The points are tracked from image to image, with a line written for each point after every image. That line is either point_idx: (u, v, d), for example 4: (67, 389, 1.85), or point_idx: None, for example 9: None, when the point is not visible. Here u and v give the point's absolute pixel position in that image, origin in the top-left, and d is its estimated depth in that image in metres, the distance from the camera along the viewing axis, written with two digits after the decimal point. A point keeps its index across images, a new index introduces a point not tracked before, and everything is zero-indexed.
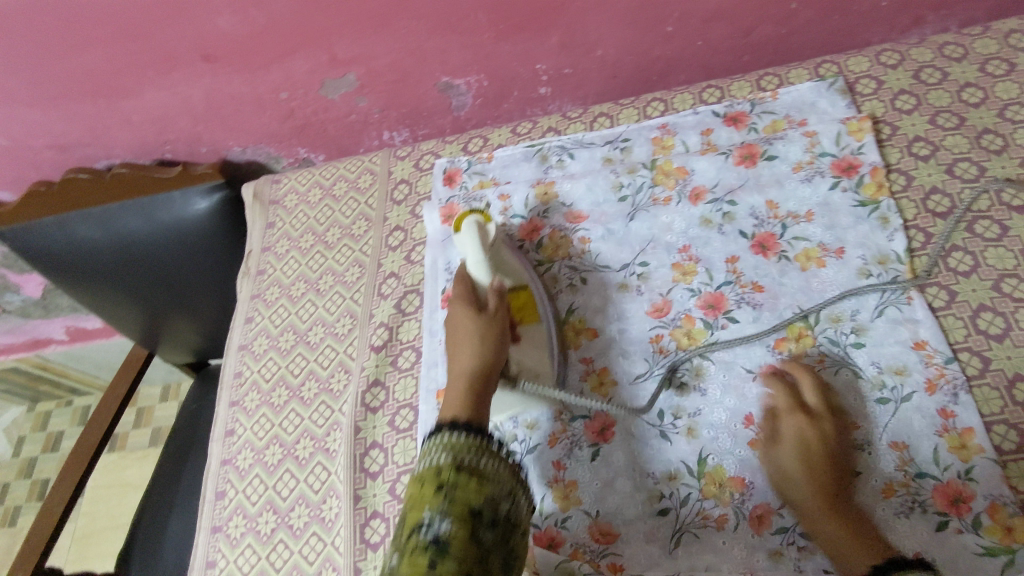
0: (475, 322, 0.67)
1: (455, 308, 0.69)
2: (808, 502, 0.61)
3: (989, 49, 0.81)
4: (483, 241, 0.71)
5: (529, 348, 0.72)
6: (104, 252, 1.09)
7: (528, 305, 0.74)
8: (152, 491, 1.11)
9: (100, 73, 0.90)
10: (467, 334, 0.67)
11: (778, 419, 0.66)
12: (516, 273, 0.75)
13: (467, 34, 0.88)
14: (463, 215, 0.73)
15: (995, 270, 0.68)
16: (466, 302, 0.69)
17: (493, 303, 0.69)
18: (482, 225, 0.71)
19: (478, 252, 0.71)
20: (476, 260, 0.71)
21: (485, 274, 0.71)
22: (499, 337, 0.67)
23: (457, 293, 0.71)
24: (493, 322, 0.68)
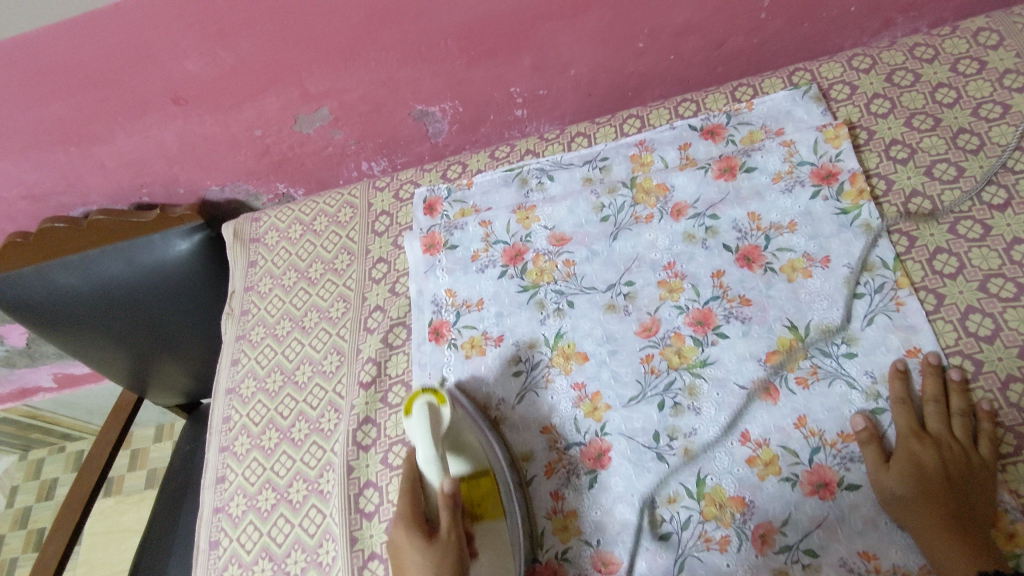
0: (427, 552, 0.59)
1: (399, 533, 0.62)
2: (919, 513, 0.58)
3: (960, 48, 0.81)
4: (437, 434, 0.65)
5: (490, 557, 0.64)
6: (87, 300, 1.08)
7: (487, 498, 0.67)
8: (148, 539, 1.09)
9: (69, 121, 0.89)
10: (417, 572, 0.59)
11: (903, 429, 0.63)
12: (477, 458, 0.69)
13: (438, 62, 0.88)
14: (412, 398, 0.66)
15: (981, 270, 0.68)
16: (412, 524, 0.62)
17: (444, 521, 0.61)
18: (435, 407, 0.65)
19: (429, 449, 0.64)
20: (428, 457, 0.64)
21: (436, 473, 0.65)
22: (456, 569, 0.59)
23: (404, 508, 0.64)
24: (446, 549, 0.60)
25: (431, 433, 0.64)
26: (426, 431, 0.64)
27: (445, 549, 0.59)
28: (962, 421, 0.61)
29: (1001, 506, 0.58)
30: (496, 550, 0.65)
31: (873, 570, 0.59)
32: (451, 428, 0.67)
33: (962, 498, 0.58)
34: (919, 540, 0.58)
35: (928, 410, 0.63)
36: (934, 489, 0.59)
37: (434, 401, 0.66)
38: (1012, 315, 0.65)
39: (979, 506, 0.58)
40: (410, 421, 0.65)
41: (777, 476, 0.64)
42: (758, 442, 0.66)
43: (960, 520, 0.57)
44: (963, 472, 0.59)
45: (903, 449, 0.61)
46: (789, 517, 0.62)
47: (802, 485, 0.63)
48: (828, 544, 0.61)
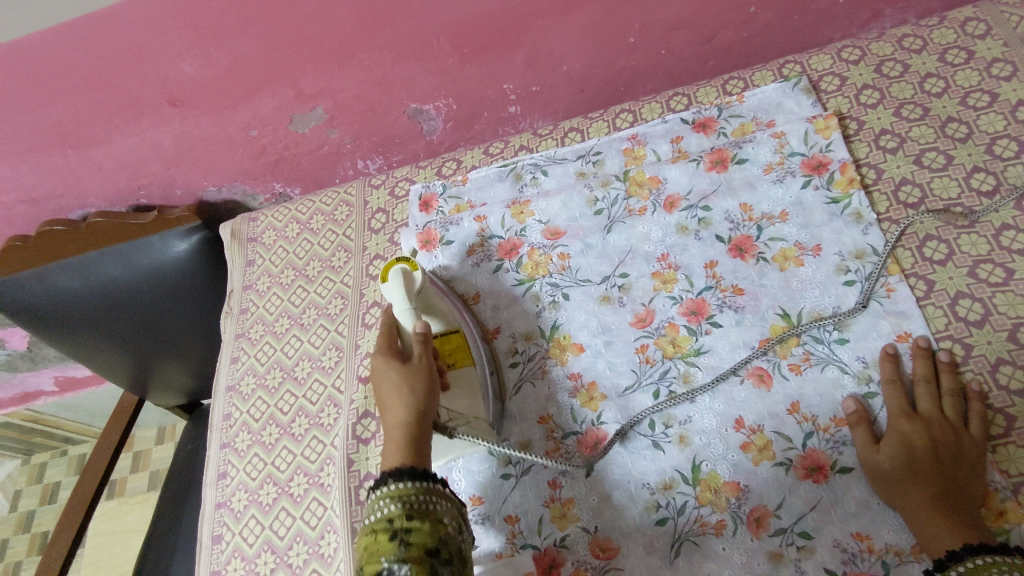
0: (402, 372, 0.65)
1: (376, 360, 0.68)
2: (908, 489, 0.59)
3: (948, 39, 0.81)
4: (410, 288, 0.72)
5: (461, 392, 0.71)
6: (88, 303, 1.09)
7: (460, 346, 0.73)
8: (152, 538, 1.10)
9: (66, 124, 0.90)
10: (392, 388, 0.65)
11: (894, 411, 0.63)
12: (447, 317, 0.75)
13: (432, 60, 0.88)
14: (388, 263, 0.73)
15: (970, 256, 0.69)
16: (388, 351, 0.68)
17: (416, 350, 0.68)
18: (408, 272, 0.72)
19: (404, 301, 0.71)
20: (401, 307, 0.71)
21: (410, 318, 0.71)
22: (428, 383, 0.65)
23: (381, 342, 0.69)
24: (419, 370, 0.66)
25: (403, 288, 0.71)
26: (400, 288, 0.71)
27: (418, 370, 0.65)
28: (953, 400, 0.62)
29: (991, 486, 0.59)
30: (466, 389, 0.71)
31: (866, 550, 0.60)
32: (423, 287, 0.73)
33: (952, 478, 0.58)
34: (910, 519, 0.59)
35: (919, 389, 0.64)
36: (923, 467, 0.59)
37: (406, 268, 0.72)
38: (1002, 300, 0.66)
39: (969, 484, 0.58)
40: (386, 284, 0.72)
41: (772, 461, 0.65)
42: (752, 428, 0.67)
43: (949, 497, 0.58)
44: (952, 451, 0.59)
45: (893, 430, 0.62)
46: (784, 501, 0.63)
47: (796, 469, 0.64)
48: (822, 526, 0.61)
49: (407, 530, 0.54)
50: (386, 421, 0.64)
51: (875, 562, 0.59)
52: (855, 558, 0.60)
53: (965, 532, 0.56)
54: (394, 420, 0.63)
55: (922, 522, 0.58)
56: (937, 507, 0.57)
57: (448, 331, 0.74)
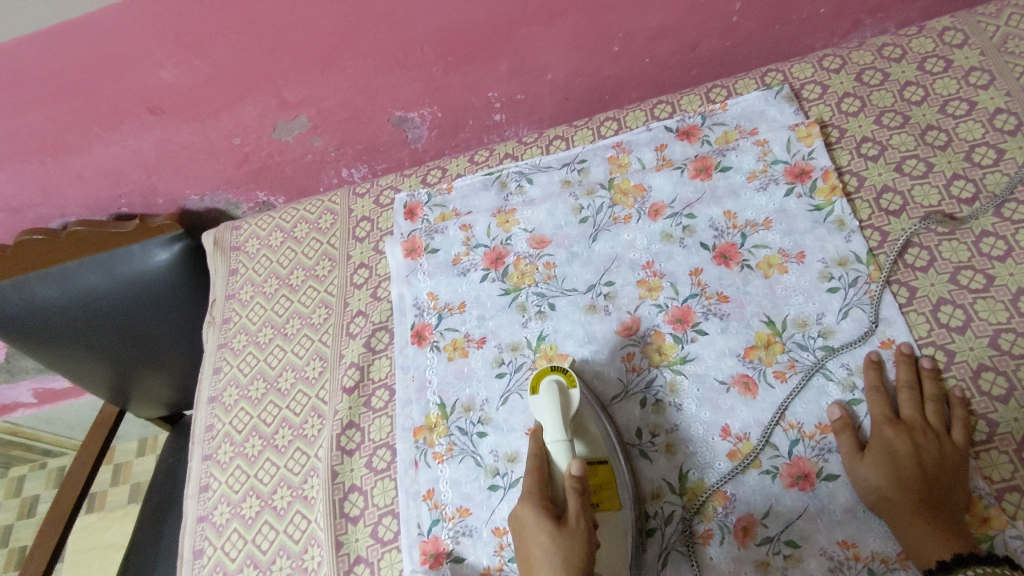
0: (556, 538, 0.54)
1: (527, 514, 0.57)
2: (894, 497, 0.59)
3: (926, 48, 0.82)
4: (565, 411, 0.66)
5: (610, 545, 0.61)
6: (66, 313, 1.08)
7: (607, 486, 0.64)
8: (133, 553, 1.08)
9: (45, 132, 0.89)
10: (541, 559, 0.53)
11: (878, 417, 0.64)
12: (596, 445, 0.67)
13: (416, 68, 0.88)
14: (542, 376, 0.70)
15: (951, 263, 0.69)
16: (541, 504, 0.57)
17: (574, 510, 0.56)
18: (563, 390, 0.67)
19: (558, 428, 0.64)
20: (554, 437, 0.64)
21: (563, 453, 0.63)
22: (586, 560, 0.53)
23: (530, 487, 0.59)
24: (575, 539, 0.54)
25: (559, 408, 0.65)
26: (554, 407, 0.65)
27: (575, 540, 0.54)
28: (936, 407, 0.63)
29: (974, 493, 0.59)
30: (612, 543, 0.61)
31: (852, 557, 0.60)
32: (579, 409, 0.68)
33: (937, 485, 0.59)
34: (896, 528, 0.59)
35: (902, 394, 0.64)
36: (909, 476, 0.59)
37: (563, 383, 0.68)
38: (983, 306, 0.66)
39: (954, 492, 0.59)
40: (538, 399, 0.67)
41: (758, 469, 0.65)
42: (739, 436, 0.67)
43: (934, 506, 0.58)
44: (937, 458, 0.60)
45: (878, 437, 0.62)
46: (770, 509, 0.63)
47: (782, 477, 0.64)
48: (808, 535, 0.61)
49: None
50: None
51: (861, 570, 0.59)
52: (841, 565, 0.60)
53: (948, 538, 0.56)
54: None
55: (912, 534, 0.57)
56: (926, 516, 0.57)
57: (597, 464, 0.65)
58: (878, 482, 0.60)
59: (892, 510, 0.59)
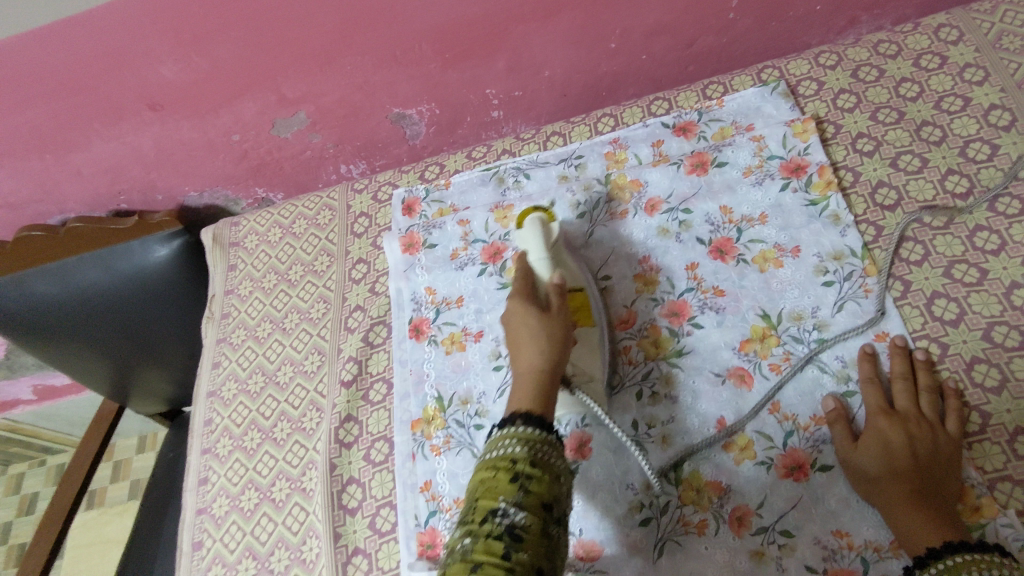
0: (543, 320, 0.62)
1: (514, 306, 0.64)
2: (887, 487, 0.59)
3: (922, 44, 0.83)
4: (547, 237, 0.70)
5: (586, 349, 0.69)
6: (65, 309, 1.08)
7: (584, 305, 0.71)
8: (133, 547, 1.09)
9: (45, 128, 0.89)
10: (527, 332, 0.61)
11: (873, 407, 0.64)
12: (573, 275, 0.73)
13: (414, 65, 0.89)
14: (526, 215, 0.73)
15: (945, 257, 0.70)
16: (528, 296, 0.64)
17: (555, 302, 0.64)
18: (545, 223, 0.71)
19: (540, 249, 0.69)
20: (537, 256, 0.69)
21: (546, 269, 0.69)
22: (564, 337, 0.62)
23: (516, 288, 0.66)
24: (557, 321, 0.62)
25: (542, 233, 0.70)
26: (539, 235, 0.70)
27: (557, 321, 0.62)
28: (930, 398, 0.63)
29: (967, 482, 0.59)
30: (590, 349, 0.70)
31: (846, 547, 0.60)
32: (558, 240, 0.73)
33: (929, 474, 0.59)
34: (890, 517, 0.59)
35: (896, 385, 0.64)
36: (903, 465, 0.59)
37: (544, 218, 0.72)
38: (976, 299, 0.67)
39: (947, 481, 0.59)
40: (522, 231, 0.71)
41: (753, 460, 0.65)
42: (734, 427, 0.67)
43: (927, 494, 0.58)
44: (930, 447, 0.60)
45: (872, 428, 0.62)
46: (765, 500, 0.64)
47: (777, 468, 0.65)
48: (802, 525, 0.62)
49: (530, 476, 0.50)
50: (517, 364, 0.60)
51: (855, 560, 0.59)
52: (835, 555, 0.60)
53: (940, 528, 0.56)
54: (526, 364, 0.59)
55: (905, 522, 0.57)
56: (919, 504, 0.57)
57: (574, 286, 0.72)
58: (872, 471, 0.60)
59: (887, 500, 0.59)
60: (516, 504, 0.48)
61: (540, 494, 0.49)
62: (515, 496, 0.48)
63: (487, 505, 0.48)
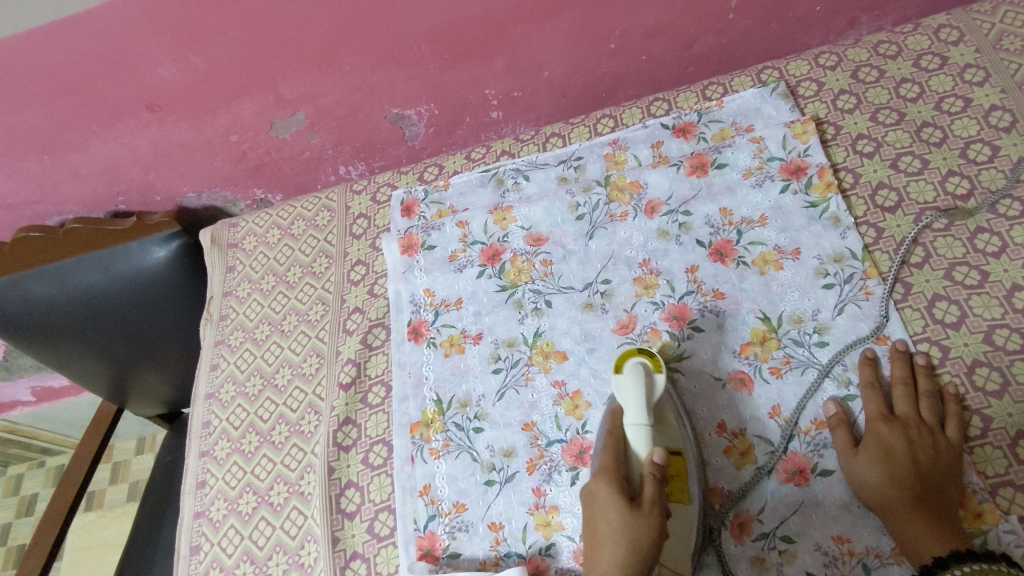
0: (627, 519, 0.53)
1: (600, 485, 0.56)
2: (888, 493, 0.59)
3: (922, 45, 0.83)
4: (650, 396, 0.64)
5: (677, 541, 0.59)
6: (63, 311, 1.08)
7: (681, 477, 0.62)
8: (131, 549, 1.08)
9: (42, 129, 0.89)
10: (609, 531, 0.53)
11: (873, 412, 0.64)
12: (672, 437, 0.64)
13: (413, 66, 0.88)
14: (627, 359, 0.67)
15: (945, 259, 0.69)
16: (616, 481, 0.56)
17: (648, 490, 0.55)
18: (650, 375, 0.65)
19: (640, 412, 0.62)
20: (634, 421, 0.61)
21: (643, 442, 0.60)
22: (650, 553, 0.52)
23: (605, 463, 0.59)
24: (646, 521, 0.53)
25: (641, 394, 0.63)
26: (638, 394, 0.63)
27: (640, 529, 0.53)
28: (930, 402, 0.63)
29: (968, 487, 0.59)
30: (680, 536, 0.60)
31: (847, 552, 0.60)
32: (660, 399, 0.65)
33: (931, 480, 0.58)
34: (891, 523, 0.58)
35: (896, 390, 0.64)
36: (903, 472, 0.59)
37: (648, 368, 0.66)
38: (977, 302, 0.66)
39: (948, 486, 0.59)
40: (621, 380, 0.65)
41: (753, 465, 0.65)
42: (734, 433, 0.67)
43: (927, 501, 0.58)
44: (931, 453, 0.60)
45: (872, 433, 0.62)
46: (765, 505, 0.63)
47: (778, 473, 0.64)
48: (803, 530, 0.62)
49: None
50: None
51: (856, 565, 0.59)
52: (836, 561, 0.60)
53: (945, 536, 0.56)
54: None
55: (907, 529, 0.57)
56: (921, 511, 0.57)
57: (673, 454, 0.63)
58: (873, 478, 0.60)
59: (888, 507, 0.59)
60: None
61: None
62: None
63: None
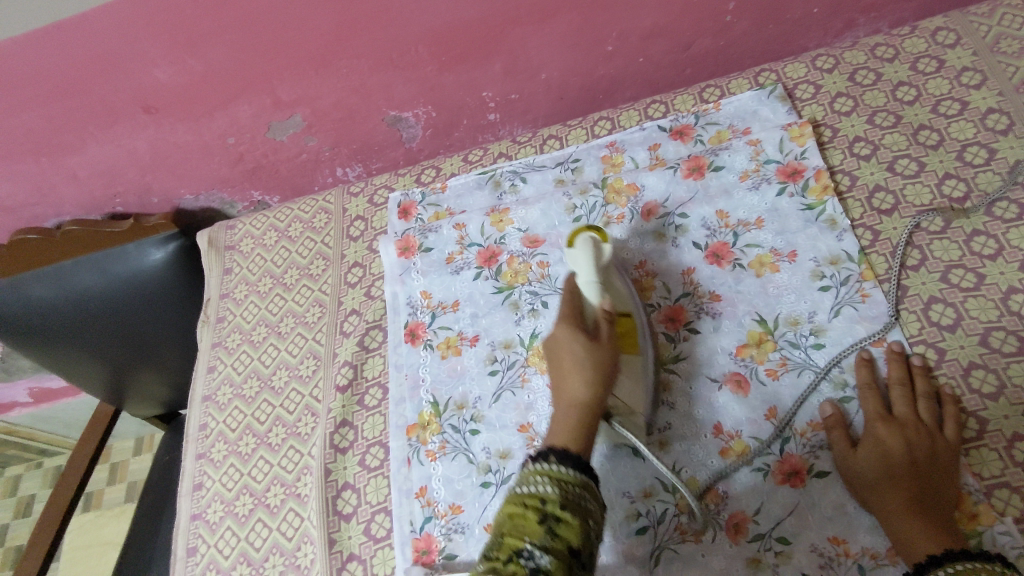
0: (590, 351, 0.59)
1: (560, 330, 0.62)
2: (885, 495, 0.59)
3: (919, 48, 0.83)
4: (597, 258, 0.67)
5: (628, 380, 0.66)
6: (61, 313, 1.08)
7: (630, 334, 0.67)
8: (128, 551, 1.08)
9: (39, 131, 0.89)
10: (572, 361, 0.59)
11: (870, 414, 0.64)
12: (621, 297, 0.69)
13: (410, 68, 0.88)
14: (579, 232, 0.70)
15: (942, 262, 0.70)
16: (576, 323, 0.62)
17: (605, 328, 0.62)
18: (597, 242, 0.68)
19: (591, 271, 0.65)
20: (587, 278, 0.65)
21: (594, 293, 0.65)
22: (611, 372, 0.60)
23: (564, 310, 0.64)
24: (605, 352, 0.60)
25: (591, 255, 0.66)
26: (588, 258, 0.66)
27: (604, 359, 0.59)
28: (927, 404, 0.63)
29: (964, 489, 0.59)
30: (633, 379, 0.66)
31: (843, 554, 0.60)
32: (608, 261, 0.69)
33: (927, 481, 0.58)
34: (887, 525, 0.58)
35: (893, 392, 0.64)
36: (899, 474, 0.59)
37: (594, 238, 0.69)
38: (973, 305, 0.67)
39: (944, 488, 0.59)
40: (573, 250, 0.68)
41: (749, 466, 0.65)
42: (730, 434, 0.67)
43: (923, 501, 0.58)
44: (928, 454, 0.60)
45: (869, 435, 0.62)
46: (761, 506, 0.63)
47: (774, 474, 0.64)
48: (799, 532, 0.62)
49: (558, 520, 0.49)
50: (560, 393, 0.59)
51: (851, 567, 0.59)
52: (832, 562, 0.60)
53: (941, 537, 0.56)
54: (570, 399, 0.58)
55: (903, 530, 0.57)
56: (918, 513, 0.57)
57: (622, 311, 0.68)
58: (870, 480, 0.60)
59: (885, 508, 0.59)
60: (541, 549, 0.47)
61: (569, 539, 0.49)
62: (541, 539, 0.48)
63: (513, 545, 0.48)
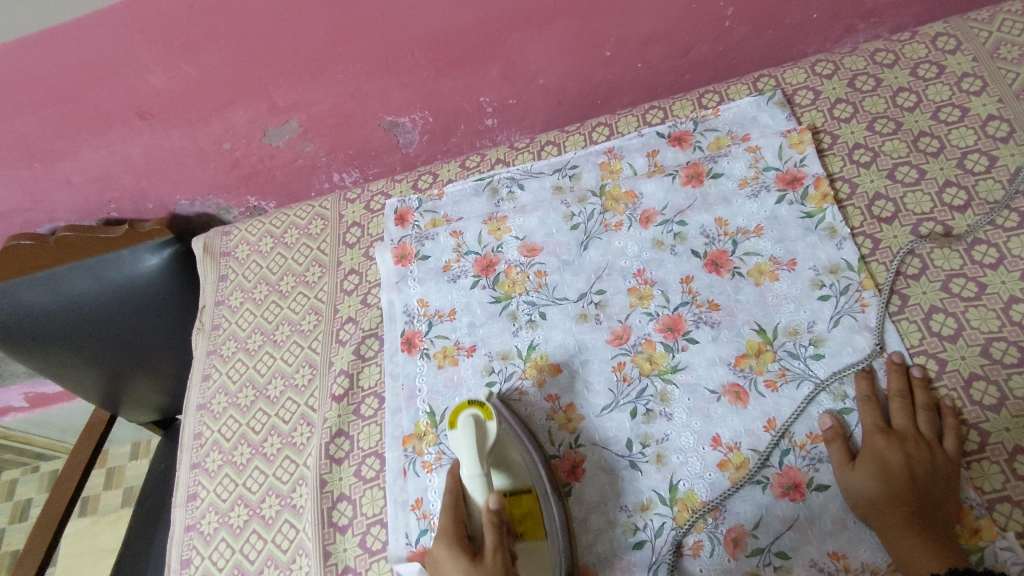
0: (473, 560, 0.54)
1: (441, 541, 0.57)
2: (885, 509, 0.58)
3: (919, 53, 0.82)
4: (481, 445, 0.64)
5: None
6: (55, 320, 1.07)
7: (531, 518, 0.65)
8: (123, 559, 1.07)
9: (33, 137, 0.88)
10: (455, 572, 0.54)
11: (871, 427, 0.63)
12: (520, 476, 0.67)
13: (407, 73, 0.88)
14: (460, 411, 0.67)
15: (943, 271, 0.69)
16: (457, 525, 0.58)
17: (489, 539, 0.55)
18: (480, 423, 0.66)
19: (473, 457, 0.63)
20: (470, 466, 0.63)
21: (479, 486, 0.61)
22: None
23: (448, 512, 0.60)
24: (493, 554, 0.55)
25: (474, 440, 0.63)
26: (471, 443, 0.63)
27: (489, 569, 0.53)
28: (928, 416, 0.62)
29: (966, 503, 0.59)
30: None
31: (843, 569, 0.59)
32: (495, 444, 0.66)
33: (927, 496, 0.58)
34: (887, 540, 0.58)
35: (894, 404, 0.64)
36: (900, 490, 0.59)
37: (480, 417, 0.66)
38: (974, 315, 0.66)
39: (945, 503, 0.58)
40: (455, 433, 0.65)
41: (748, 479, 0.65)
42: (729, 446, 0.66)
43: (923, 518, 0.57)
44: (929, 469, 0.59)
45: (869, 448, 0.62)
46: (760, 520, 0.63)
47: (773, 488, 0.64)
48: (798, 546, 0.61)
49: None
50: None
51: None
52: None
53: (941, 553, 0.55)
54: None
55: (902, 546, 0.57)
56: (917, 528, 0.57)
57: (517, 499, 0.65)
58: (871, 495, 0.59)
59: (885, 522, 0.58)
60: None
61: None
62: None
63: None
